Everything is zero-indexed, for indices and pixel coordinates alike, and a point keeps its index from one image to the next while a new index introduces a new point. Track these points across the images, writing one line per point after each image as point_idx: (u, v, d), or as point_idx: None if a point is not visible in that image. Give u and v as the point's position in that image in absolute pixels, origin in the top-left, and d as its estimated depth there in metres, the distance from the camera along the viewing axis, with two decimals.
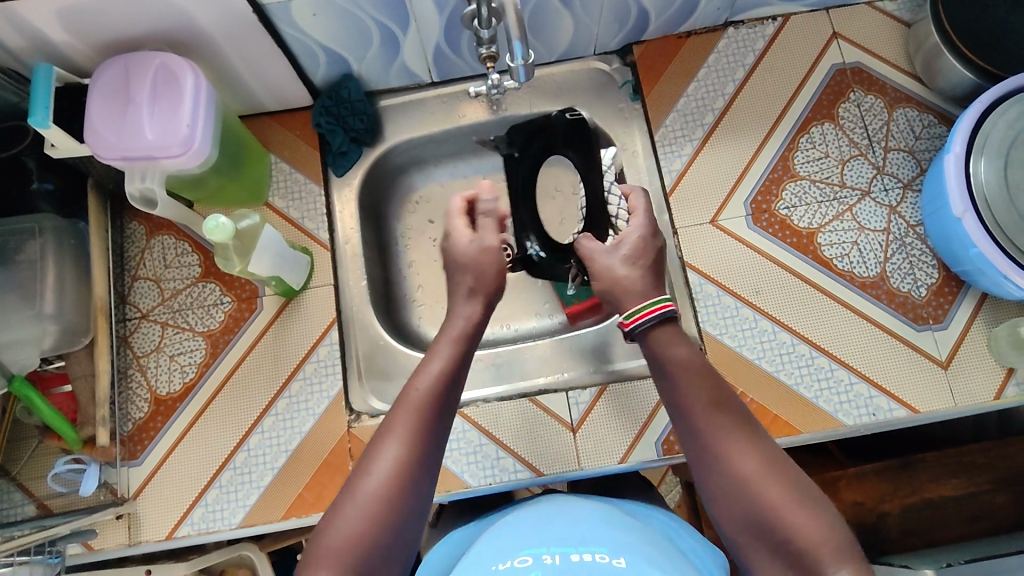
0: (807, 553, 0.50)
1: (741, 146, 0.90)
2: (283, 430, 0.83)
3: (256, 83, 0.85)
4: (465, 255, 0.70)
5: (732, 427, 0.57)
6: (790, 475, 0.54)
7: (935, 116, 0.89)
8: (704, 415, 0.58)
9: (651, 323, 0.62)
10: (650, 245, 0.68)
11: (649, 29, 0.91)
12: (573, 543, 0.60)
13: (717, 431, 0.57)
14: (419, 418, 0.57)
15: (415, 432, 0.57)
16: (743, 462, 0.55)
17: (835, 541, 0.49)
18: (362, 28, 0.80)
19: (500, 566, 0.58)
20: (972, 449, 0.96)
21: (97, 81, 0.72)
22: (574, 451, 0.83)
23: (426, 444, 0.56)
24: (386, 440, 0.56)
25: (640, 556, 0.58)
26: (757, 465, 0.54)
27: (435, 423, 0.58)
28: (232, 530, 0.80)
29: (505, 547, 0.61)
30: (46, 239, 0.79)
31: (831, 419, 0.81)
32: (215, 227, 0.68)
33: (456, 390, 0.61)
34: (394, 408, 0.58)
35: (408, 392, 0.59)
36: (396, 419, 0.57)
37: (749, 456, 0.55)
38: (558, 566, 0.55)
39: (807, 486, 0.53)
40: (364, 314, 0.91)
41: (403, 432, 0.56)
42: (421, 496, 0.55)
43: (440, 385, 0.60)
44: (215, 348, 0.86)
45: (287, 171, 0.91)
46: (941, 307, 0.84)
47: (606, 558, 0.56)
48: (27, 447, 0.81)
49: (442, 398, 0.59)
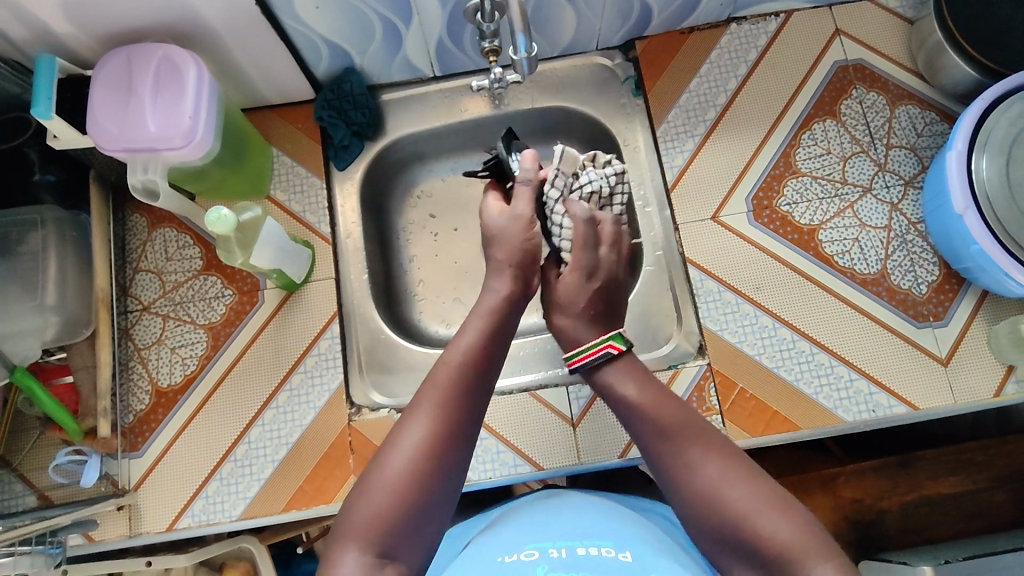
0: (780, 553, 0.51)
1: (742, 142, 0.90)
2: (284, 423, 0.83)
3: (259, 76, 0.85)
4: (496, 226, 0.73)
5: (691, 443, 0.59)
6: (754, 478, 0.56)
7: (937, 113, 0.89)
8: (661, 441, 0.61)
9: (593, 364, 0.67)
10: (581, 287, 0.70)
11: (651, 24, 0.91)
12: (576, 538, 0.60)
13: (682, 446, 0.59)
14: (444, 396, 0.59)
15: (441, 408, 0.58)
16: (704, 472, 0.57)
17: (805, 539, 0.51)
18: (365, 21, 0.80)
19: (506, 558, 0.58)
20: (971, 447, 0.96)
21: (100, 72, 0.72)
22: (574, 446, 0.83)
23: (453, 420, 0.58)
24: (412, 417, 0.57)
25: (643, 550, 0.58)
26: (720, 474, 0.56)
27: (462, 399, 0.59)
28: (233, 522, 0.81)
29: (508, 540, 0.62)
30: (48, 230, 0.80)
31: (831, 415, 0.81)
32: (217, 219, 0.67)
33: (486, 367, 0.62)
34: (425, 385, 0.60)
35: (435, 371, 0.60)
36: (422, 397, 0.59)
37: (711, 467, 0.57)
38: (564, 559, 0.56)
39: (773, 488, 0.55)
40: (365, 307, 0.91)
41: (432, 408, 0.58)
42: (450, 471, 0.56)
43: (465, 363, 0.61)
44: (216, 341, 0.86)
45: (288, 164, 0.91)
46: (942, 305, 0.84)
47: (611, 553, 0.57)
48: (28, 438, 0.81)
49: (468, 376, 0.60)
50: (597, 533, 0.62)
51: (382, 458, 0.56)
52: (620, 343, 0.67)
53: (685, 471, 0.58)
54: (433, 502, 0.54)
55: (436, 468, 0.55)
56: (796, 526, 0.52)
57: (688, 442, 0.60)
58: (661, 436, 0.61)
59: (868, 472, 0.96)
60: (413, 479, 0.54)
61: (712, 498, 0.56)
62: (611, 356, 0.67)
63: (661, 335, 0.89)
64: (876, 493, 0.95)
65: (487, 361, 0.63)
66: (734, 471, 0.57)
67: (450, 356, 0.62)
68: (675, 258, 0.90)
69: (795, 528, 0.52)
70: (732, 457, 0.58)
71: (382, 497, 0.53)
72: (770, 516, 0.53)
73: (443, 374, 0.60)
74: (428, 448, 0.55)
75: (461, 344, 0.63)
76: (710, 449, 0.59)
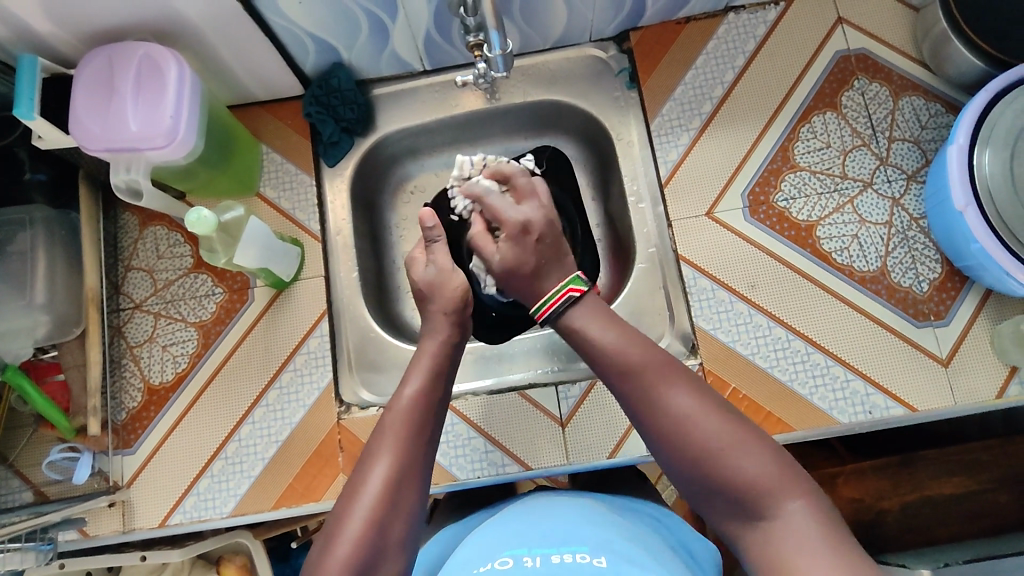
0: (757, 490, 0.54)
1: (739, 135, 0.87)
2: (273, 421, 0.83)
3: (245, 72, 0.84)
4: None
5: (663, 381, 0.59)
6: (725, 412, 0.57)
7: (943, 104, 0.86)
8: (632, 376, 0.60)
9: (559, 313, 0.66)
10: (523, 245, 0.70)
11: (645, 14, 0.89)
12: (555, 543, 0.60)
13: (652, 379, 0.59)
14: (398, 438, 0.60)
15: (395, 454, 0.59)
16: (677, 409, 0.57)
17: (779, 475, 0.54)
18: (350, 16, 0.79)
19: (481, 568, 0.58)
20: (976, 447, 0.94)
21: (81, 73, 0.72)
22: (563, 445, 0.83)
23: (406, 463, 0.59)
24: (366, 466, 0.58)
25: (622, 555, 0.58)
26: (692, 411, 0.57)
27: (414, 443, 0.60)
28: (223, 519, 0.81)
29: (486, 548, 0.62)
30: (37, 230, 0.80)
31: (825, 417, 0.80)
32: (197, 219, 0.67)
33: (436, 405, 0.64)
34: (381, 427, 0.61)
35: (387, 417, 0.62)
36: (378, 444, 0.60)
37: (683, 401, 0.58)
38: (537, 568, 0.55)
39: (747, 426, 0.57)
40: (355, 305, 0.91)
41: (391, 449, 0.59)
42: (408, 511, 0.57)
43: (416, 407, 0.62)
44: (206, 339, 0.86)
45: (278, 161, 0.91)
46: (944, 303, 0.81)
47: (586, 558, 0.56)
48: (23, 435, 0.82)
49: (418, 420, 0.62)
50: (576, 536, 0.61)
51: (341, 511, 0.56)
52: (580, 287, 0.67)
53: (657, 410, 0.58)
54: (394, 547, 0.55)
55: (396, 509, 0.56)
56: (771, 463, 0.55)
57: (661, 380, 0.59)
58: (635, 371, 0.60)
59: (868, 473, 0.94)
60: (375, 525, 0.55)
61: (685, 435, 0.56)
62: (574, 299, 0.66)
63: (651, 334, 0.88)
64: (875, 494, 0.94)
65: (436, 403, 0.64)
66: (707, 410, 0.57)
67: (399, 402, 0.63)
68: (668, 256, 0.89)
69: (769, 463, 0.55)
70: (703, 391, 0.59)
71: (340, 553, 0.53)
72: (744, 453, 0.55)
73: (394, 421, 0.61)
74: (387, 493, 0.56)
75: (409, 390, 0.63)
76: (680, 384, 0.59)
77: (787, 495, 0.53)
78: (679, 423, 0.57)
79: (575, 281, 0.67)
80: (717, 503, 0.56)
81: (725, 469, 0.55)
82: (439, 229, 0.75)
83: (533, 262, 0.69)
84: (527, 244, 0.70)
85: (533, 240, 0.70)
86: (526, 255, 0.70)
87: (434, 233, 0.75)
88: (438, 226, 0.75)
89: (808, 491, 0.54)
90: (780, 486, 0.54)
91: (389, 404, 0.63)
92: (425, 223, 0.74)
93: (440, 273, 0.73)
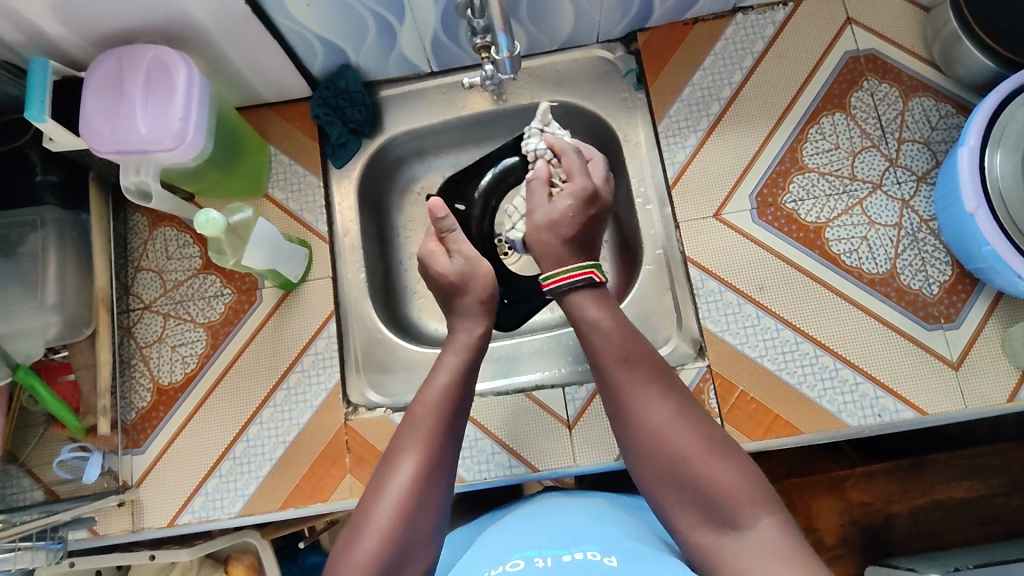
0: (726, 502, 0.55)
1: (747, 136, 0.87)
2: (281, 422, 0.84)
3: (254, 74, 0.85)
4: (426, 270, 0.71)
5: (645, 385, 0.62)
6: (702, 426, 0.60)
7: (953, 105, 0.85)
8: (620, 376, 0.62)
9: (569, 288, 0.67)
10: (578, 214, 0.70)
11: (653, 16, 0.89)
12: (565, 544, 0.59)
13: (635, 386, 0.61)
14: (426, 433, 0.60)
15: (424, 449, 0.59)
16: (654, 414, 0.60)
17: (749, 490, 0.56)
18: (358, 18, 0.79)
19: (492, 570, 0.57)
20: (986, 450, 0.93)
21: (91, 76, 0.72)
22: (570, 447, 0.83)
23: (433, 459, 0.59)
24: (394, 461, 0.59)
25: (632, 555, 0.57)
26: (668, 417, 0.60)
27: (441, 438, 0.60)
28: (232, 519, 0.82)
29: (494, 549, 0.62)
30: (48, 231, 0.80)
31: (834, 419, 0.79)
32: (205, 221, 0.68)
33: (465, 398, 0.64)
34: (406, 423, 0.61)
35: (414, 412, 0.62)
36: (405, 439, 0.60)
37: (663, 410, 0.60)
38: (549, 566, 0.55)
39: (724, 440, 0.59)
40: (362, 307, 0.91)
41: (419, 445, 0.59)
42: (438, 505, 0.58)
43: (445, 401, 0.62)
44: (215, 339, 0.86)
45: (286, 163, 0.91)
46: (954, 306, 0.81)
47: (598, 559, 0.56)
48: (34, 434, 0.83)
49: (447, 414, 0.61)
50: (586, 536, 0.61)
51: (367, 504, 0.57)
52: (600, 274, 0.67)
53: (635, 410, 0.61)
54: (424, 540, 0.56)
55: (423, 504, 0.57)
56: (744, 479, 0.56)
57: (644, 383, 0.62)
58: (621, 368, 0.62)
59: (878, 476, 0.94)
60: (403, 522, 0.55)
61: (658, 440, 0.59)
62: (593, 282, 0.67)
63: (659, 336, 0.88)
64: (885, 497, 0.94)
65: (465, 396, 0.64)
66: (684, 418, 0.59)
67: (428, 395, 0.63)
68: (675, 257, 0.88)
69: (742, 477, 0.56)
70: (684, 403, 0.61)
71: (368, 545, 0.54)
72: (714, 463, 0.57)
73: (423, 416, 0.61)
74: (414, 490, 0.57)
75: (440, 380, 0.64)
76: (660, 395, 0.61)
77: (754, 508, 0.55)
78: (655, 426, 0.59)
79: (596, 267, 0.68)
80: (686, 513, 0.57)
81: (697, 479, 0.57)
82: (452, 219, 0.73)
83: (580, 230, 0.69)
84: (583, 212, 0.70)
85: (590, 212, 0.70)
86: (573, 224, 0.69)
87: (446, 223, 0.73)
88: (449, 216, 0.72)
89: (778, 510, 0.55)
90: (751, 500, 0.55)
91: (419, 395, 0.63)
92: (437, 211, 0.71)
93: (468, 262, 0.71)
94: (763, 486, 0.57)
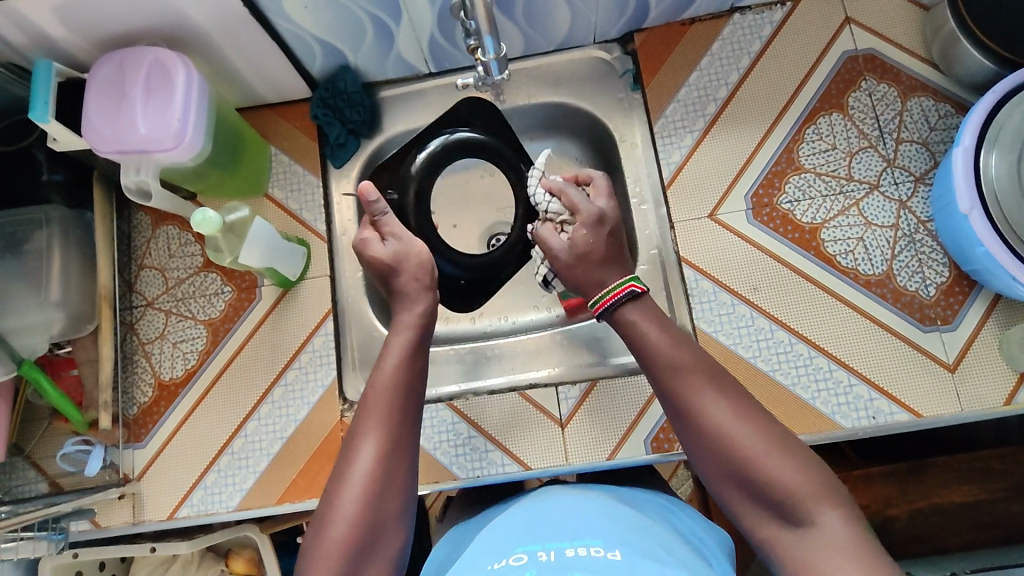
0: (791, 501, 0.53)
1: (743, 137, 0.87)
2: (279, 418, 0.85)
3: (254, 75, 0.86)
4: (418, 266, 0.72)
5: (699, 385, 0.60)
6: (760, 419, 0.57)
7: (952, 105, 0.85)
8: (675, 376, 0.61)
9: (618, 305, 0.66)
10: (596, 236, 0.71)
11: (650, 16, 0.89)
12: (568, 536, 0.60)
13: (688, 387, 0.60)
14: (382, 419, 0.60)
15: (381, 436, 0.59)
16: (714, 414, 0.58)
17: (812, 484, 0.53)
18: (356, 20, 0.80)
19: (495, 565, 0.58)
20: (987, 454, 0.92)
21: (94, 78, 0.74)
22: (562, 445, 0.83)
23: (391, 443, 0.59)
24: (354, 448, 0.59)
25: (635, 547, 0.58)
26: (728, 414, 0.57)
27: (397, 422, 0.61)
28: (229, 513, 0.83)
29: (496, 545, 0.62)
30: (52, 229, 0.82)
31: (828, 421, 0.79)
32: (203, 220, 0.69)
33: (417, 378, 0.65)
34: (362, 409, 0.62)
35: (368, 399, 0.62)
36: (362, 427, 0.60)
37: (717, 408, 0.58)
38: (551, 562, 0.56)
39: (782, 433, 0.57)
40: (359, 305, 0.92)
41: (376, 432, 0.60)
42: (402, 489, 0.58)
43: (397, 384, 0.63)
44: (215, 336, 0.88)
45: (286, 163, 0.92)
46: (951, 308, 0.80)
47: (601, 552, 0.56)
48: (38, 428, 0.85)
49: (402, 396, 0.62)
50: (588, 528, 0.61)
51: (331, 498, 0.57)
52: (640, 284, 0.67)
53: (693, 412, 0.59)
54: (391, 523, 0.57)
55: (388, 487, 0.58)
56: (806, 474, 0.54)
57: (697, 382, 0.60)
58: (675, 372, 0.61)
59: (876, 479, 0.93)
60: (368, 508, 0.56)
61: (719, 440, 0.57)
62: (635, 294, 0.66)
63: None
64: (883, 500, 0.93)
65: (417, 375, 0.65)
66: (744, 413, 0.57)
67: (379, 379, 0.63)
68: (670, 257, 0.89)
69: (804, 472, 0.54)
70: (739, 397, 0.59)
71: (337, 534, 0.54)
72: (779, 458, 0.55)
73: (376, 404, 0.61)
74: (376, 476, 0.57)
75: (390, 363, 0.64)
76: (716, 391, 0.59)
77: (817, 502, 0.53)
78: (712, 425, 0.57)
79: (636, 278, 0.67)
80: (753, 510, 0.56)
81: (759, 480, 0.55)
82: (382, 202, 0.75)
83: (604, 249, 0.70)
84: (600, 233, 0.71)
85: (604, 230, 0.71)
86: (596, 244, 0.70)
87: (379, 206, 0.75)
88: (379, 199, 0.75)
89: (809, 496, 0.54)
90: (814, 495, 0.53)
91: (372, 379, 0.63)
92: (369, 197, 0.74)
93: (402, 244, 0.74)
94: (827, 478, 0.54)
